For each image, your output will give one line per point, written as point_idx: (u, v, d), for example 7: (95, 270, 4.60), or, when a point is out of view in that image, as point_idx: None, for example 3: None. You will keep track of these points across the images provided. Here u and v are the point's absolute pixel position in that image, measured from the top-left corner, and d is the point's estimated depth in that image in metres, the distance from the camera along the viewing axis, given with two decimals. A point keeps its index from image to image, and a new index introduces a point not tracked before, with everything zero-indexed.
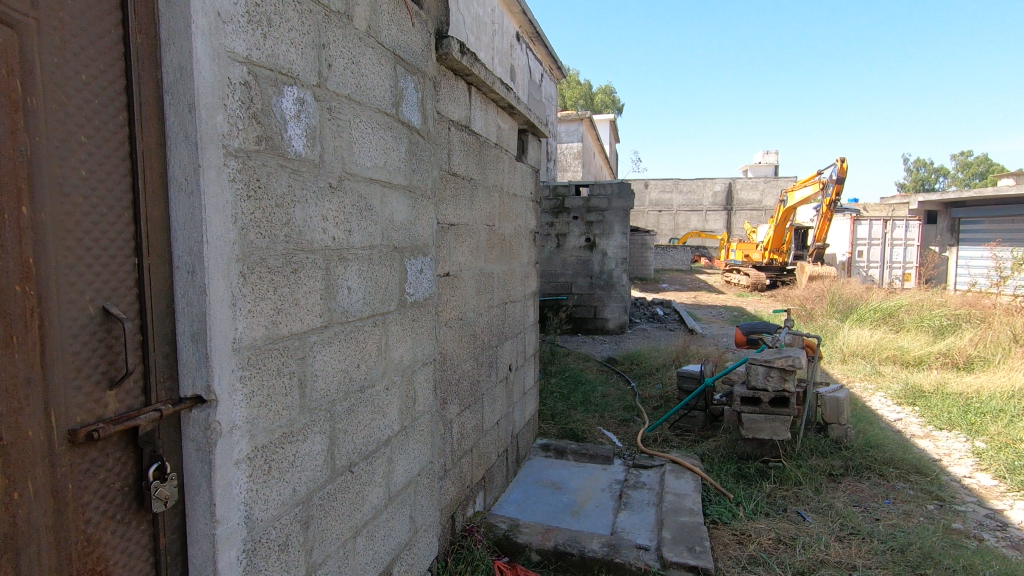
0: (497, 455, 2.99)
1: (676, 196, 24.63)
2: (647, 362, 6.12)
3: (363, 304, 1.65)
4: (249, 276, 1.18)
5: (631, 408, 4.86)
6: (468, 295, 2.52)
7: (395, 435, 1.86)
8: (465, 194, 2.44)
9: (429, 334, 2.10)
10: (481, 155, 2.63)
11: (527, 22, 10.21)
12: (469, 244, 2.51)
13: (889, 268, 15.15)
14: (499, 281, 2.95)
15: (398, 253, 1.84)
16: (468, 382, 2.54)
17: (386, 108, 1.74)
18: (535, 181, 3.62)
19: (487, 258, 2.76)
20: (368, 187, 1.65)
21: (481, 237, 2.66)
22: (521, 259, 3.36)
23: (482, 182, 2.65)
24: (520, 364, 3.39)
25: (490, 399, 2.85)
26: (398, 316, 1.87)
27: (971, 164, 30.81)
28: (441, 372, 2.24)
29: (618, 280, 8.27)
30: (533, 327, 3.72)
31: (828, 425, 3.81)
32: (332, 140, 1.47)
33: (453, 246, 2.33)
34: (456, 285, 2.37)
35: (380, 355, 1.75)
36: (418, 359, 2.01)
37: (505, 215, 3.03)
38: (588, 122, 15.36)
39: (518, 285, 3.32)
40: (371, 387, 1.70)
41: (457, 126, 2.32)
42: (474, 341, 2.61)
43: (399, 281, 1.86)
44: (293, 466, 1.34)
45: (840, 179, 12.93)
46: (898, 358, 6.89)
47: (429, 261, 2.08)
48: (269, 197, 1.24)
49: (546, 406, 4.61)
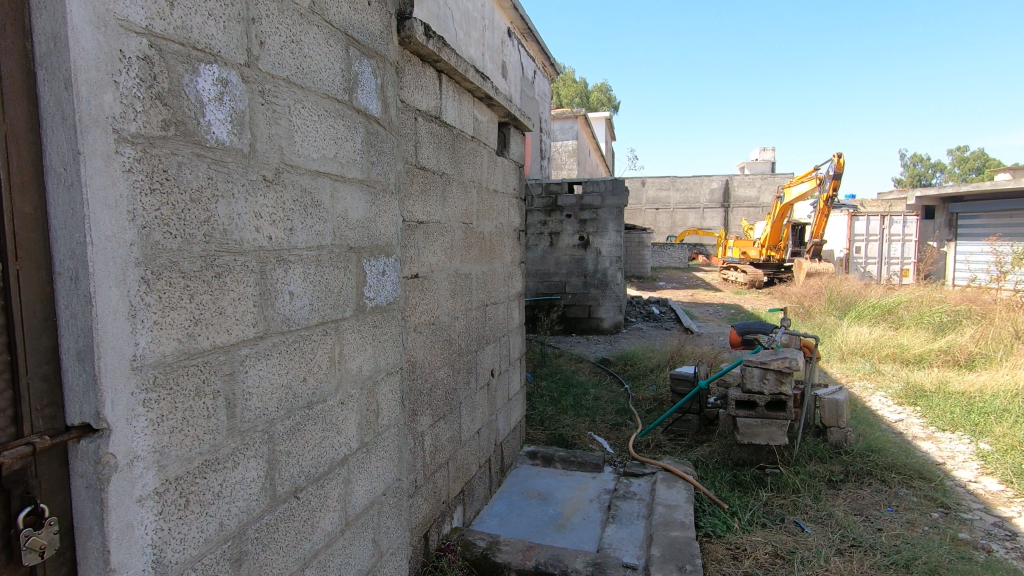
0: (478, 466, 2.83)
1: (673, 194, 24.47)
2: (641, 363, 5.97)
3: (311, 310, 1.49)
4: (155, 282, 1.02)
5: (623, 412, 4.71)
6: (441, 298, 2.36)
7: (354, 454, 1.70)
8: (436, 189, 2.28)
9: (394, 342, 1.94)
10: (455, 148, 2.47)
11: (519, 18, 10.04)
12: (442, 243, 2.35)
13: (888, 264, 14.77)
14: (478, 282, 2.80)
15: (354, 253, 1.68)
16: (442, 391, 2.38)
17: (336, 94, 1.57)
18: (519, 177, 3.46)
19: (464, 258, 2.60)
20: (315, 181, 1.49)
21: (456, 235, 2.50)
22: (504, 259, 3.20)
23: (456, 177, 2.49)
24: (504, 369, 3.23)
25: (469, 407, 2.69)
26: (356, 323, 1.70)
27: (968, 160, 30.81)
28: (409, 382, 2.08)
29: (613, 279, 8.11)
30: (518, 329, 3.56)
31: (827, 429, 3.66)
32: (267, 129, 1.31)
33: (423, 246, 2.17)
34: (427, 287, 2.21)
35: (333, 366, 1.59)
36: (381, 369, 1.85)
37: (485, 212, 2.87)
38: (583, 120, 15.20)
39: (500, 285, 3.15)
40: (323, 402, 1.54)
41: (425, 116, 2.16)
42: (449, 346, 2.45)
43: (356, 284, 1.70)
44: (218, 498, 1.18)
45: (838, 175, 12.79)
46: (899, 356, 6.74)
47: (393, 262, 1.91)
48: (181, 191, 1.07)
49: (535, 410, 4.46)
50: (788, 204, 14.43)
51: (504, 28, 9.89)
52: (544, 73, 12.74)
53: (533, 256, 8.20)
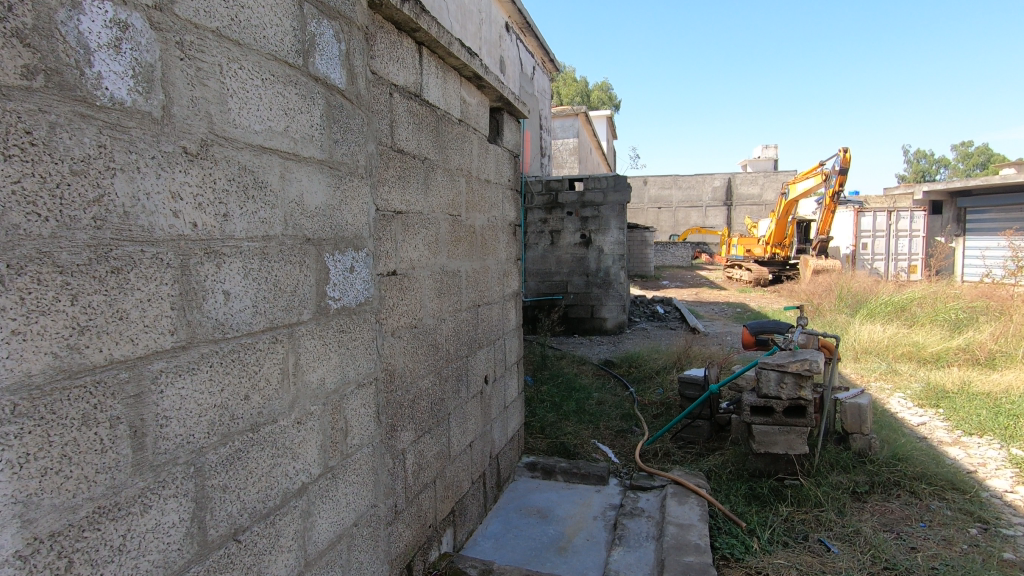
0: (470, 483, 2.58)
1: (675, 192, 24.20)
2: (646, 365, 5.71)
3: (254, 314, 1.24)
4: (12, 280, 0.78)
5: (628, 418, 4.45)
6: (425, 298, 2.11)
7: (316, 481, 1.45)
8: (417, 176, 2.02)
9: (366, 348, 1.68)
10: (439, 131, 2.22)
11: (517, 12, 9.79)
12: (424, 237, 2.09)
13: (895, 260, 14.33)
14: (469, 280, 2.54)
15: (312, 245, 1.43)
16: (427, 402, 2.12)
17: (286, 56, 1.32)
18: (514, 167, 3.20)
19: (451, 254, 2.35)
20: (258, 158, 1.24)
21: (441, 228, 2.24)
22: (498, 255, 2.94)
23: (441, 163, 2.24)
24: (499, 375, 2.98)
25: (460, 418, 2.44)
26: (316, 328, 1.45)
27: (973, 155, 30.48)
28: (387, 393, 1.83)
29: (616, 278, 7.85)
30: (516, 331, 3.30)
31: (849, 436, 3.39)
32: (189, 89, 1.06)
33: (401, 239, 1.91)
34: (407, 286, 1.95)
35: (285, 379, 1.33)
36: (350, 381, 1.60)
37: (475, 204, 2.62)
38: (584, 117, 14.93)
39: (494, 284, 2.90)
40: (273, 424, 1.29)
41: (403, 92, 1.91)
42: (435, 352, 2.20)
43: (316, 282, 1.45)
44: (119, 555, 0.93)
45: (843, 170, 12.46)
46: (915, 355, 6.46)
47: (363, 257, 1.66)
48: (56, 160, 0.83)
49: (534, 417, 4.20)
50: (794, 200, 14.15)
51: (502, 22, 9.64)
52: (544, 69, 12.49)
53: (534, 255, 7.94)
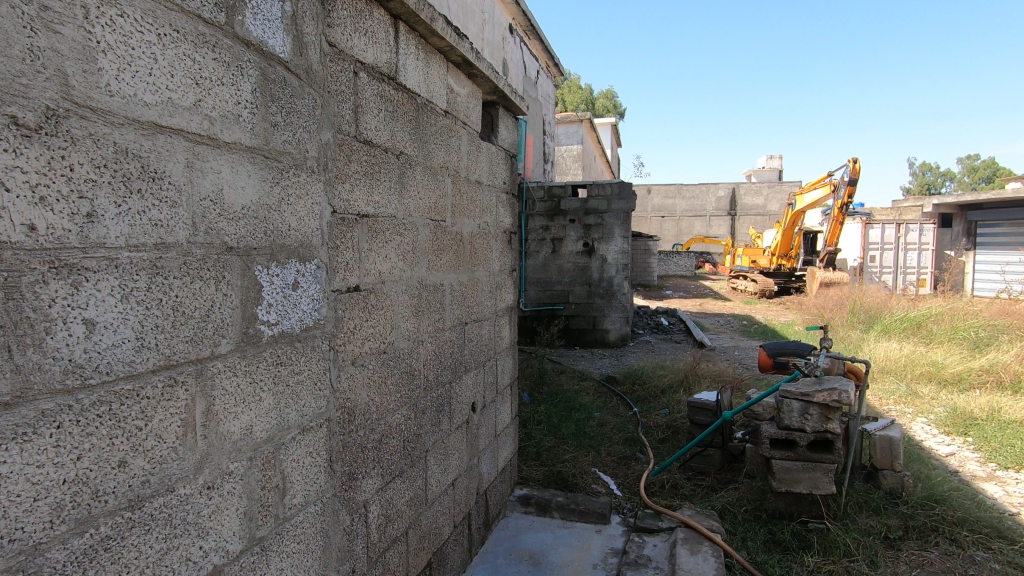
0: (452, 527, 2.25)
1: (679, 201, 23.88)
2: (651, 382, 5.37)
3: (139, 350, 0.91)
4: None
5: (632, 443, 4.10)
6: (398, 317, 1.78)
7: (235, 561, 1.12)
8: (390, 174, 1.71)
9: (313, 384, 1.36)
10: (419, 122, 1.90)
11: (521, 13, 9.53)
12: (397, 246, 1.77)
13: (903, 274, 14.26)
14: (454, 295, 2.22)
15: (237, 256, 1.11)
16: (398, 440, 1.80)
17: (199, 7, 1.01)
18: (510, 168, 2.89)
19: (432, 265, 2.02)
20: (150, 138, 0.92)
21: (420, 235, 1.92)
22: (489, 266, 2.62)
23: (421, 160, 1.92)
24: (488, 401, 2.66)
25: (440, 454, 2.11)
26: (241, 363, 1.13)
27: (980, 170, 30.07)
28: (346, 436, 1.51)
29: (620, 288, 7.51)
30: (510, 349, 2.97)
31: (879, 473, 3.05)
32: (25, 35, 0.75)
33: (367, 249, 1.60)
34: (375, 305, 1.63)
35: (189, 433, 1.01)
36: (290, 426, 1.28)
37: (463, 208, 2.29)
38: (588, 123, 14.66)
39: (485, 299, 2.58)
40: (167, 495, 0.97)
41: (373, 73, 1.59)
42: (409, 382, 1.87)
43: (241, 303, 1.13)
44: None
45: (853, 180, 12.12)
46: (935, 376, 6.10)
47: (311, 270, 1.34)
48: None
49: (530, 441, 3.86)
50: (801, 211, 13.82)
51: (506, 23, 9.38)
52: (548, 74, 12.22)
53: (534, 263, 7.62)
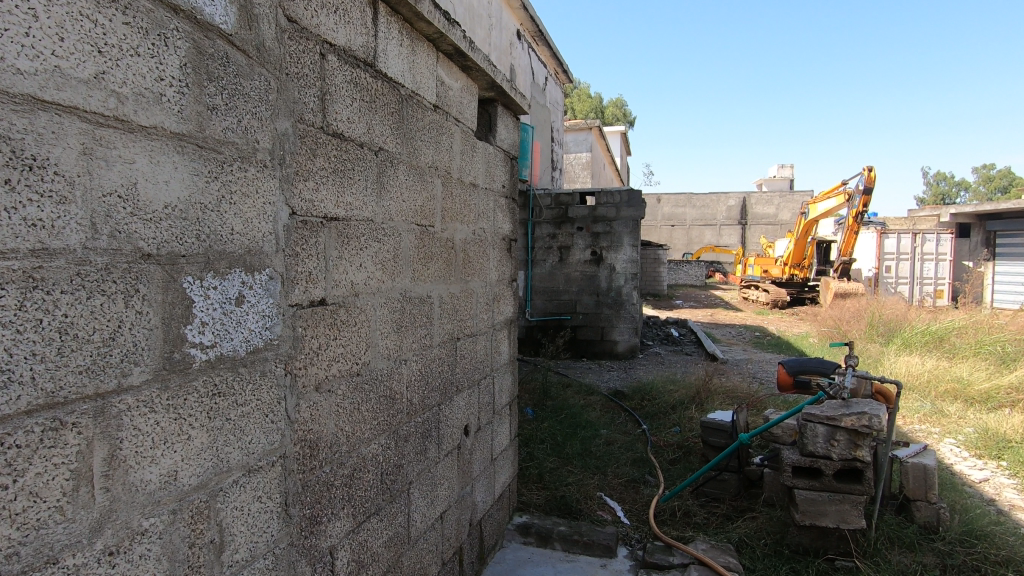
0: (440, 566, 2.02)
1: (689, 210, 23.59)
2: (661, 398, 5.12)
3: (5, 386, 0.71)
4: None
5: (640, 464, 3.86)
6: (375, 334, 1.57)
7: None
8: (366, 172, 1.51)
9: (263, 417, 1.15)
10: (404, 117, 1.71)
11: (529, 19, 9.37)
12: (374, 254, 1.57)
13: (920, 285, 13.64)
14: (443, 308, 2.01)
15: (156, 265, 0.91)
16: (374, 474, 1.58)
17: None
18: (510, 171, 2.69)
19: (417, 275, 1.82)
20: (25, 116, 0.73)
21: (403, 241, 1.72)
22: (486, 276, 2.41)
23: (405, 157, 1.72)
24: (483, 423, 2.44)
25: (425, 484, 1.89)
26: (161, 397, 0.92)
27: (994, 181, 29.55)
28: (306, 474, 1.30)
29: (628, 298, 7.27)
30: (509, 365, 2.75)
31: (912, 504, 2.78)
32: None
33: (337, 257, 1.39)
34: (347, 321, 1.43)
35: (82, 487, 0.80)
36: (230, 468, 1.07)
37: (455, 212, 2.09)
38: (597, 130, 14.46)
39: (480, 312, 2.37)
40: (47, 568, 0.77)
41: (345, 57, 1.40)
42: (389, 407, 1.66)
43: (161, 324, 0.92)
44: None
45: (869, 189, 11.79)
46: (961, 393, 5.79)
47: (262, 281, 1.14)
48: None
49: (532, 462, 3.63)
50: (813, 220, 13.51)
51: (513, 29, 9.23)
52: (556, 81, 12.06)
53: (541, 272, 7.42)
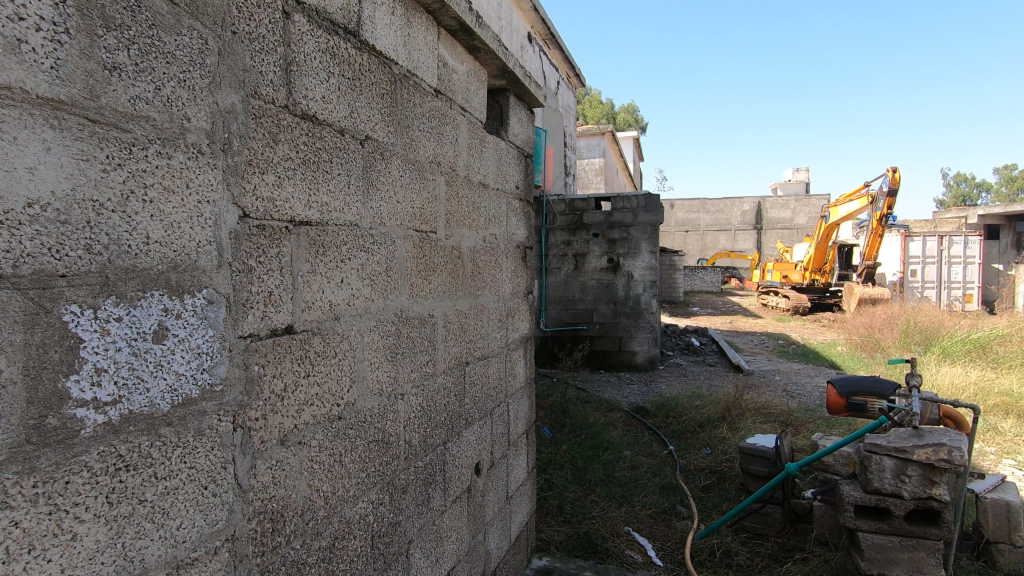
0: None
1: (703, 215, 23.13)
2: (687, 415, 4.76)
3: None
4: None
5: (670, 492, 3.51)
6: (363, 365, 1.27)
7: None
8: (348, 166, 1.21)
9: (200, 490, 0.85)
10: (398, 101, 1.42)
11: (540, 21, 9.11)
12: (361, 267, 1.27)
13: (948, 289, 13.06)
14: (449, 328, 1.71)
15: (11, 290, 0.62)
16: (362, 540, 1.27)
17: None
18: (524, 170, 2.39)
19: (416, 291, 1.52)
20: None
21: (398, 251, 1.42)
22: (498, 290, 2.11)
23: (399, 150, 1.43)
24: (497, 458, 2.13)
25: (428, 541, 1.58)
26: (24, 482, 0.63)
27: (1018, 181, 28.72)
28: (267, 557, 0.99)
29: (648, 307, 6.92)
30: (524, 389, 2.44)
31: (993, 547, 2.41)
32: None
33: (308, 271, 1.09)
34: (323, 352, 1.13)
35: None
36: (147, 570, 0.77)
37: (462, 216, 1.80)
38: (610, 135, 14.14)
39: (492, 330, 2.06)
40: None
41: (317, 18, 1.11)
42: (383, 453, 1.36)
43: (22, 376, 0.64)
44: None
45: (892, 191, 11.32)
46: (1012, 407, 5.35)
47: (196, 307, 0.84)
48: None
49: (551, 492, 3.30)
50: (835, 224, 13.02)
51: (524, 31, 8.98)
52: (568, 85, 11.78)
53: (555, 281, 7.10)
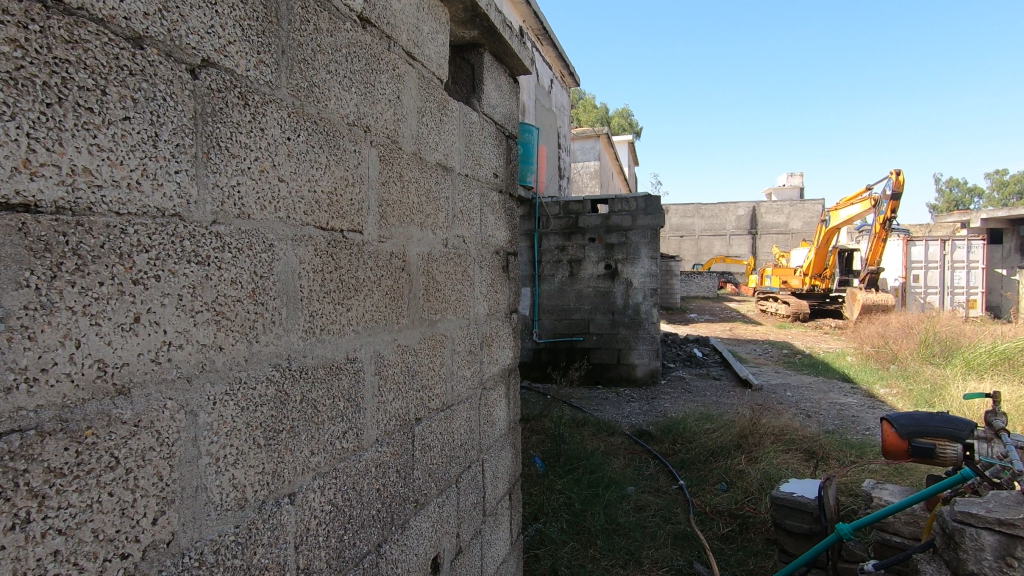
0: None
1: (698, 220, 22.66)
2: (697, 441, 4.19)
3: None
4: None
5: (685, 543, 2.95)
6: (190, 469, 0.70)
7: None
8: (152, 103, 0.66)
9: None
10: (277, 11, 0.85)
11: (531, 14, 8.57)
12: (191, 291, 0.70)
13: (952, 295, 12.56)
14: (382, 373, 1.14)
15: None
16: None
17: None
18: (503, 152, 1.83)
19: (321, 325, 0.95)
20: None
21: (281, 262, 0.85)
22: (466, 310, 1.55)
23: (284, 95, 0.87)
24: (467, 539, 1.57)
25: None
26: None
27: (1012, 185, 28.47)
28: None
29: (648, 317, 6.35)
30: (506, 436, 1.87)
31: None
32: None
33: (31, 309, 0.54)
34: (73, 465, 0.57)
35: None
36: None
37: (408, 209, 1.24)
38: (605, 138, 13.62)
39: (458, 368, 1.50)
40: None
41: None
42: None
43: None
44: None
45: (897, 194, 10.81)
46: None
47: None
48: None
49: (544, 549, 2.74)
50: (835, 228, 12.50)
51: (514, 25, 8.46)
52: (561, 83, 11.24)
53: (549, 289, 6.56)
